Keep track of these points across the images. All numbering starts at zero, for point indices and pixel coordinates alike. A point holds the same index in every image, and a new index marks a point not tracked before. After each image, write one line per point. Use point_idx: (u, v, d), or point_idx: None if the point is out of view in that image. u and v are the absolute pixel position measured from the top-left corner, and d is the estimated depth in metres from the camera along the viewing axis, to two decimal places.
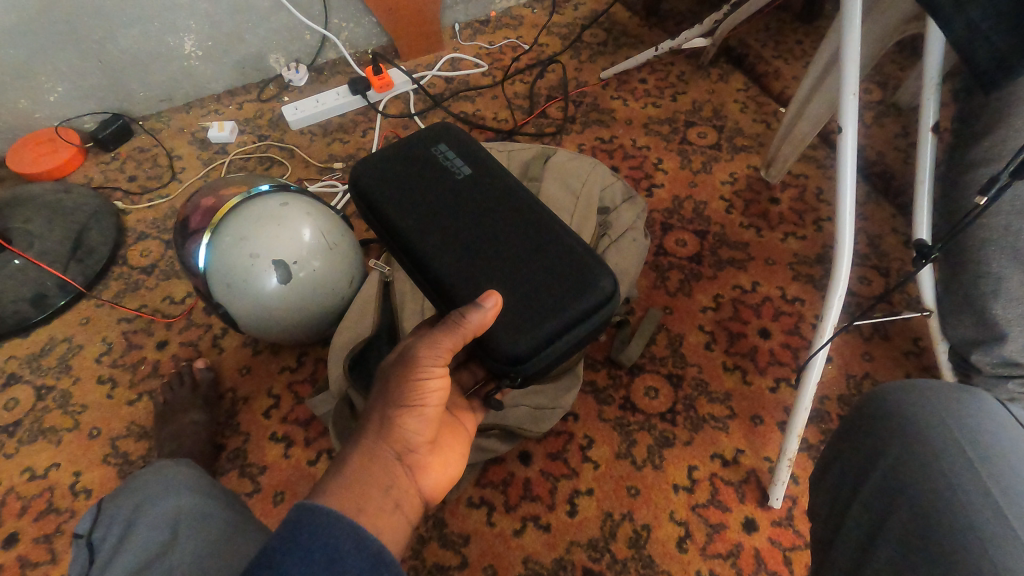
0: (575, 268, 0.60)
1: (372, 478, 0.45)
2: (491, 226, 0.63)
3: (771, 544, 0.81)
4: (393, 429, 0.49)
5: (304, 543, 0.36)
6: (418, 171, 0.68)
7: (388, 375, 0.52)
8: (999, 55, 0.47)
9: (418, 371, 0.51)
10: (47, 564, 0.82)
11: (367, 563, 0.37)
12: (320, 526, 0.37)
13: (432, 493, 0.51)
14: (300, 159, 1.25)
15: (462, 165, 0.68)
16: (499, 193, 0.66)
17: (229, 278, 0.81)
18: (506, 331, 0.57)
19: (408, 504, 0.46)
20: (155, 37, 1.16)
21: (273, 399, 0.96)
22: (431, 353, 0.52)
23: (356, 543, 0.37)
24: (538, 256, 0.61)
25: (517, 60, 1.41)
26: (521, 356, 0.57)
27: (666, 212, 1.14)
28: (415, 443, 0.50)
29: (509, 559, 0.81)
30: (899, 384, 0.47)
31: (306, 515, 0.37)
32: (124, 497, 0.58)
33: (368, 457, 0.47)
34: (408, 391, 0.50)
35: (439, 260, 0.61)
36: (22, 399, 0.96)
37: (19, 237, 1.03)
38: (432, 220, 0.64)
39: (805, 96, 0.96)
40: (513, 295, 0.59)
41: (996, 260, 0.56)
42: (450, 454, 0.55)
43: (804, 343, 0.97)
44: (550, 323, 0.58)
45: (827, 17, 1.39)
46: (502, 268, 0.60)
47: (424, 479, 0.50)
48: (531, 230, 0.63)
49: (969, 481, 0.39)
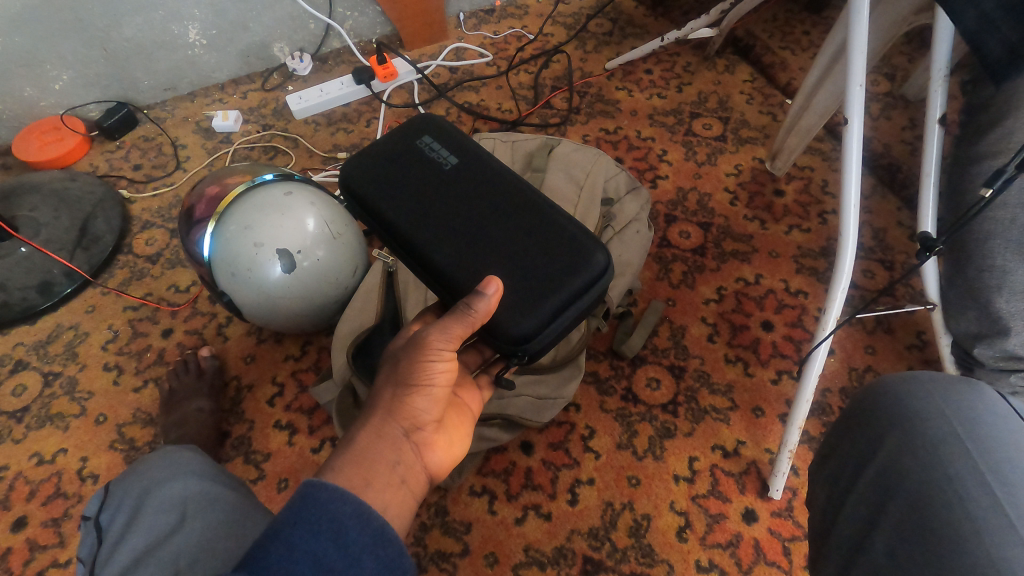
0: (572, 248, 0.60)
1: (379, 455, 0.46)
2: (483, 214, 0.62)
3: (770, 534, 0.82)
4: (401, 407, 0.49)
5: (310, 517, 0.37)
6: (405, 165, 0.67)
7: (397, 357, 0.52)
8: (1010, 46, 0.46)
9: (427, 353, 0.51)
10: (55, 547, 0.83)
11: (369, 537, 0.38)
12: (327, 501, 0.38)
13: (438, 470, 0.52)
14: (304, 148, 1.25)
15: (448, 155, 0.67)
16: (488, 180, 0.65)
17: (234, 267, 0.82)
18: (509, 313, 0.58)
19: (414, 480, 0.47)
20: (159, 25, 1.15)
21: (277, 388, 0.96)
22: (440, 338, 0.51)
23: (360, 519, 0.38)
24: (532, 239, 0.61)
25: (522, 50, 1.40)
26: (525, 335, 0.58)
27: (670, 204, 1.14)
28: (422, 422, 0.50)
29: (510, 547, 0.82)
30: (900, 374, 0.47)
31: (313, 491, 0.38)
32: (131, 478, 0.59)
33: (376, 434, 0.47)
34: (415, 373, 0.50)
35: (437, 252, 0.61)
36: (30, 386, 0.97)
37: (26, 226, 1.04)
38: (426, 214, 0.63)
39: (812, 86, 0.96)
40: (512, 278, 0.59)
41: (1001, 255, 0.56)
42: (456, 433, 0.56)
43: (806, 336, 0.97)
44: (550, 302, 0.58)
45: (836, 7, 1.37)
46: (499, 253, 0.60)
47: (430, 457, 0.50)
48: (522, 214, 0.62)
49: (966, 470, 0.39)
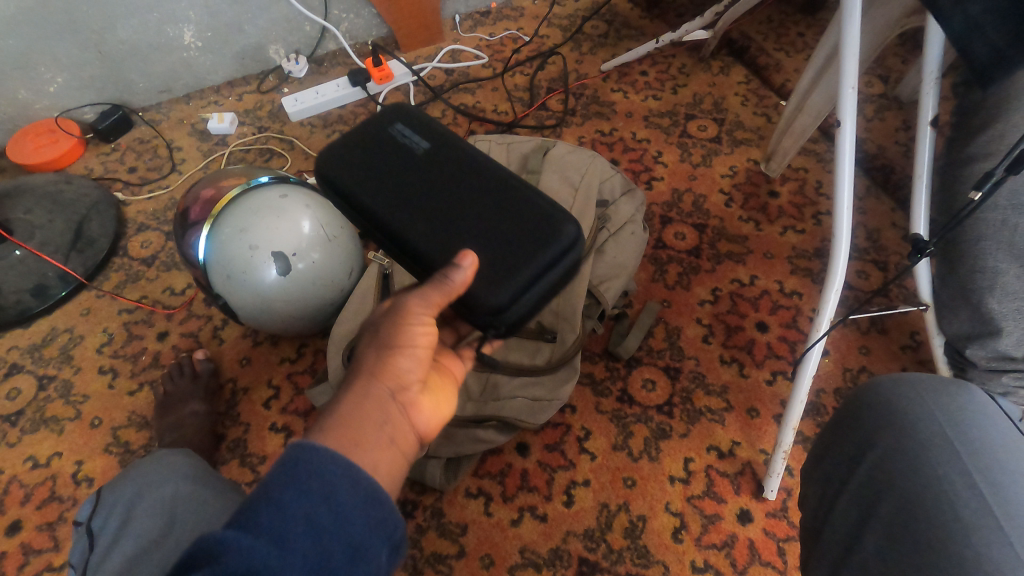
0: (546, 223, 0.60)
1: (368, 413, 0.44)
2: (455, 194, 0.62)
3: (765, 535, 0.82)
4: (386, 368, 0.49)
5: (300, 476, 0.37)
6: (375, 149, 0.66)
7: (377, 326, 0.53)
8: (996, 48, 0.46)
9: (406, 318, 0.52)
10: (49, 551, 0.83)
11: (360, 497, 0.37)
12: (315, 462, 0.37)
13: (427, 430, 0.50)
14: (299, 151, 1.25)
15: (420, 139, 0.67)
16: (459, 161, 0.65)
17: (229, 269, 0.81)
18: (484, 285, 0.58)
19: (404, 440, 0.45)
20: (154, 27, 1.15)
21: (272, 390, 0.96)
22: (418, 305, 0.53)
23: (350, 480, 0.38)
24: (503, 214, 0.61)
25: (518, 51, 1.41)
26: (501, 306, 0.58)
27: (665, 205, 1.14)
28: (409, 381, 0.49)
29: (505, 548, 0.82)
30: (890, 376, 0.47)
31: (301, 453, 0.37)
32: (123, 481, 0.59)
33: (363, 394, 0.46)
34: (395, 336, 0.51)
35: (413, 233, 0.61)
36: (24, 389, 0.96)
37: (20, 229, 1.03)
38: (398, 196, 0.63)
39: (806, 88, 0.96)
40: (486, 253, 0.59)
41: (992, 256, 0.56)
42: (442, 397, 0.55)
43: (800, 337, 0.98)
44: (523, 273, 0.58)
45: (830, 8, 1.38)
46: (473, 231, 0.60)
47: (419, 417, 0.49)
48: (493, 192, 0.62)
49: (955, 472, 0.39)
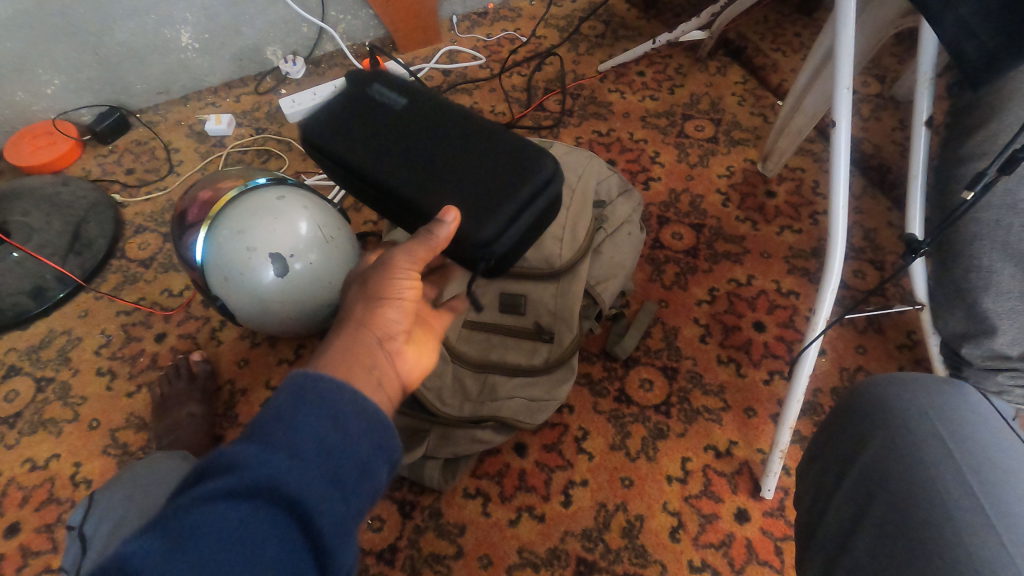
0: (524, 159, 0.59)
1: (355, 359, 0.46)
2: (430, 139, 0.60)
3: (762, 534, 0.82)
4: (373, 318, 0.50)
5: (310, 399, 0.39)
6: (342, 105, 0.64)
7: (365, 278, 0.54)
8: (988, 49, 0.46)
9: (393, 271, 0.53)
10: (48, 552, 0.83)
11: (366, 421, 0.40)
12: (324, 387, 0.40)
13: (412, 379, 0.52)
14: (297, 152, 1.25)
15: (398, 96, 0.63)
16: (428, 106, 0.62)
17: (227, 270, 0.82)
18: (469, 221, 0.57)
19: (390, 386, 0.47)
20: (151, 29, 1.16)
21: (270, 391, 0.96)
22: (405, 259, 0.53)
23: (356, 407, 0.40)
24: (481, 154, 0.59)
25: (515, 52, 1.41)
26: (490, 241, 0.57)
27: (663, 205, 1.14)
28: (395, 331, 0.51)
29: (503, 548, 0.82)
30: (885, 375, 0.48)
31: (309, 380, 0.40)
32: (114, 483, 0.59)
33: (350, 341, 0.48)
34: (383, 288, 0.52)
35: (395, 182, 0.59)
36: (22, 391, 0.96)
37: (18, 231, 1.03)
38: (372, 149, 0.61)
39: (802, 89, 0.96)
40: (470, 192, 0.57)
41: (986, 255, 0.57)
42: (428, 346, 0.57)
43: (797, 336, 0.98)
44: (509, 207, 0.57)
45: (827, 8, 1.38)
46: (454, 173, 0.59)
47: (404, 364, 0.50)
48: (467, 134, 0.60)
49: (947, 470, 0.40)
